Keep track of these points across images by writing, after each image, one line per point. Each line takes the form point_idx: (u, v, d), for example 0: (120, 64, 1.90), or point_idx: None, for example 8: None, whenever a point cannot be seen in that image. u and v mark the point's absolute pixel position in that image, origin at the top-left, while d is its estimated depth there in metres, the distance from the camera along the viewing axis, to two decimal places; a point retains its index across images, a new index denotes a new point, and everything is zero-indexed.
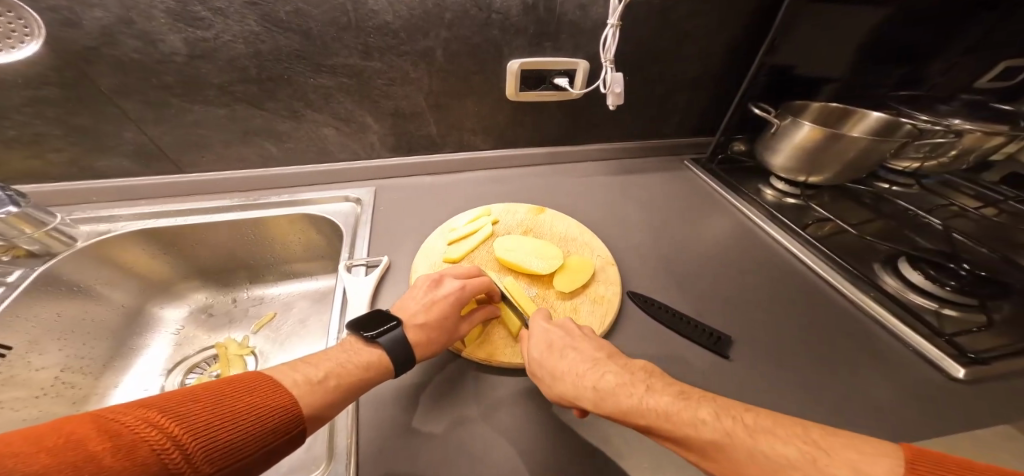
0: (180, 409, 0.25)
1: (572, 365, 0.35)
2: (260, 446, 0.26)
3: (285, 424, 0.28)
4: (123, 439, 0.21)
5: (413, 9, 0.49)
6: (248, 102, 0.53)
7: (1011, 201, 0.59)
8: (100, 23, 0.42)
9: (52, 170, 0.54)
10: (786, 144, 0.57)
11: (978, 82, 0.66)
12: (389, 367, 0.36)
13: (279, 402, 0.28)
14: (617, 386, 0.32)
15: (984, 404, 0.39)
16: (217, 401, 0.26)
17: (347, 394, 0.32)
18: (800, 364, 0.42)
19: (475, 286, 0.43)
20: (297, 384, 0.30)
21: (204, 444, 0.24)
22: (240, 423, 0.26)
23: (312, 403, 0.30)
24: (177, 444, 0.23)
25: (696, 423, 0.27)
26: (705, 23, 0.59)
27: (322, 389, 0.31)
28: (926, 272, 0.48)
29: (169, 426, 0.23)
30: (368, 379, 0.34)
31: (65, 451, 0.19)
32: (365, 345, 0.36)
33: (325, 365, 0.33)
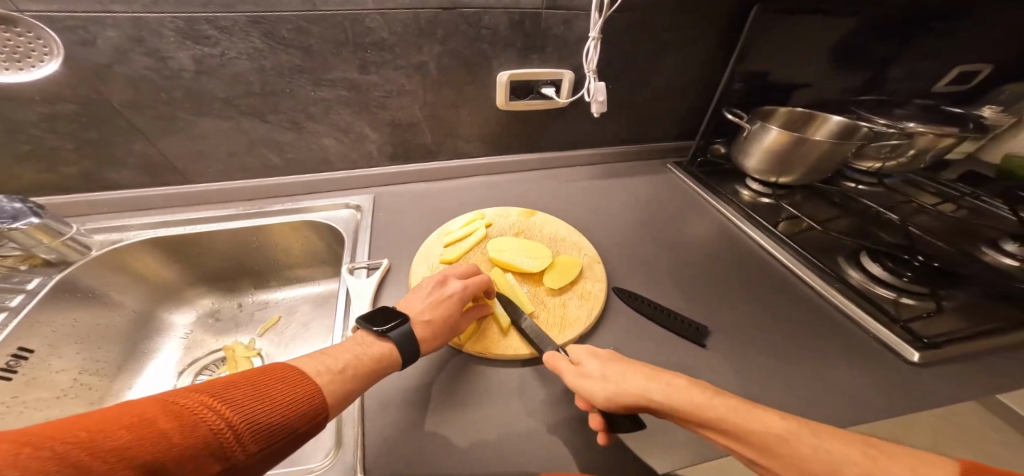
0: (228, 393, 0.28)
1: (625, 387, 0.34)
2: (294, 429, 0.29)
3: (314, 409, 0.30)
4: (186, 418, 0.25)
5: (407, 26, 0.52)
6: (252, 115, 0.56)
7: (967, 198, 0.68)
8: (113, 42, 0.44)
9: (66, 182, 0.56)
10: (756, 148, 0.60)
11: (935, 86, 0.79)
12: (400, 360, 0.39)
13: (310, 390, 0.31)
14: (667, 399, 0.32)
15: (938, 386, 0.42)
16: (256, 387, 0.29)
17: (360, 380, 0.35)
18: (773, 352, 0.45)
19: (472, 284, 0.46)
20: (323, 372, 0.33)
21: (250, 425, 0.27)
22: (278, 406, 0.29)
23: (335, 391, 0.32)
24: (227, 424, 0.26)
25: (737, 426, 0.29)
26: (683, 33, 0.63)
27: (344, 379, 0.34)
28: (885, 264, 0.52)
29: (219, 408, 0.26)
30: (380, 369, 0.37)
31: (138, 428, 0.22)
32: (376, 340, 0.39)
33: (343, 357, 0.36)
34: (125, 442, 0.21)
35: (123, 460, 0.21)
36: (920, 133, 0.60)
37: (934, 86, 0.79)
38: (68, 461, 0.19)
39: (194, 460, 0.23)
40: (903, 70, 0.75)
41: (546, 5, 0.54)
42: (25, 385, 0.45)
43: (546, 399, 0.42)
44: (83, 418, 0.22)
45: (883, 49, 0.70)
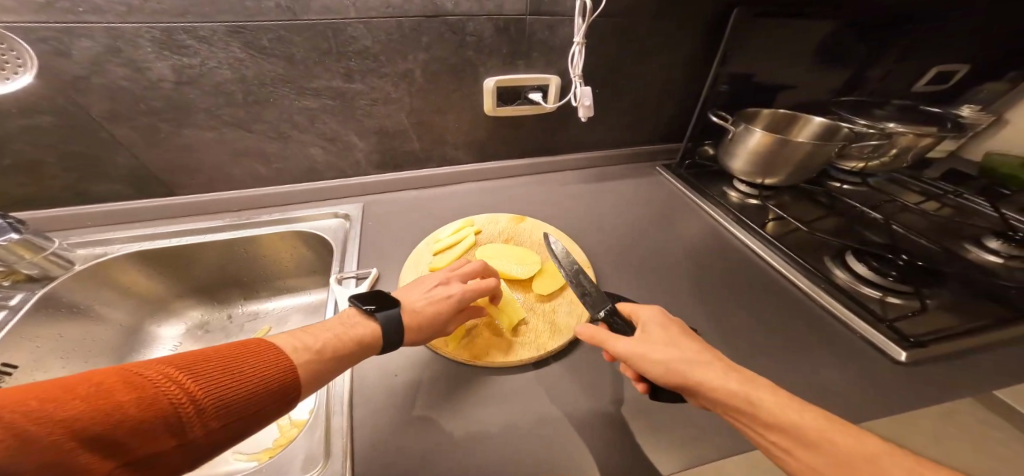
0: (198, 367, 0.27)
1: (675, 370, 0.33)
2: (263, 407, 0.28)
3: (286, 389, 0.30)
4: (146, 391, 0.23)
5: (391, 34, 0.52)
6: (235, 125, 0.56)
7: (950, 196, 0.69)
8: (88, 52, 0.44)
9: (47, 196, 0.55)
10: (742, 149, 0.61)
11: (916, 86, 0.82)
12: (379, 343, 0.38)
13: (284, 369, 0.30)
14: (715, 391, 0.31)
15: (925, 385, 0.42)
16: (226, 363, 0.28)
17: (337, 360, 0.34)
18: (763, 353, 0.46)
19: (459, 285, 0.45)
20: (300, 350, 0.33)
21: (215, 401, 0.26)
22: (249, 384, 0.28)
23: (309, 369, 0.32)
24: (191, 399, 0.25)
25: (766, 405, 0.29)
26: (666, 37, 0.63)
27: (322, 358, 0.33)
28: (870, 263, 0.52)
29: (186, 381, 0.25)
30: (360, 348, 0.37)
31: (96, 399, 0.21)
32: (360, 320, 0.39)
33: (321, 336, 0.35)
34: (78, 413, 0.21)
35: (74, 433, 0.20)
36: (900, 133, 0.61)
37: (914, 87, 0.82)
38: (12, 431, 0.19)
39: (150, 435, 0.22)
40: (882, 71, 0.77)
41: (530, 12, 0.54)
42: None
43: (536, 406, 0.41)
44: (38, 385, 0.21)
45: (862, 50, 0.72)
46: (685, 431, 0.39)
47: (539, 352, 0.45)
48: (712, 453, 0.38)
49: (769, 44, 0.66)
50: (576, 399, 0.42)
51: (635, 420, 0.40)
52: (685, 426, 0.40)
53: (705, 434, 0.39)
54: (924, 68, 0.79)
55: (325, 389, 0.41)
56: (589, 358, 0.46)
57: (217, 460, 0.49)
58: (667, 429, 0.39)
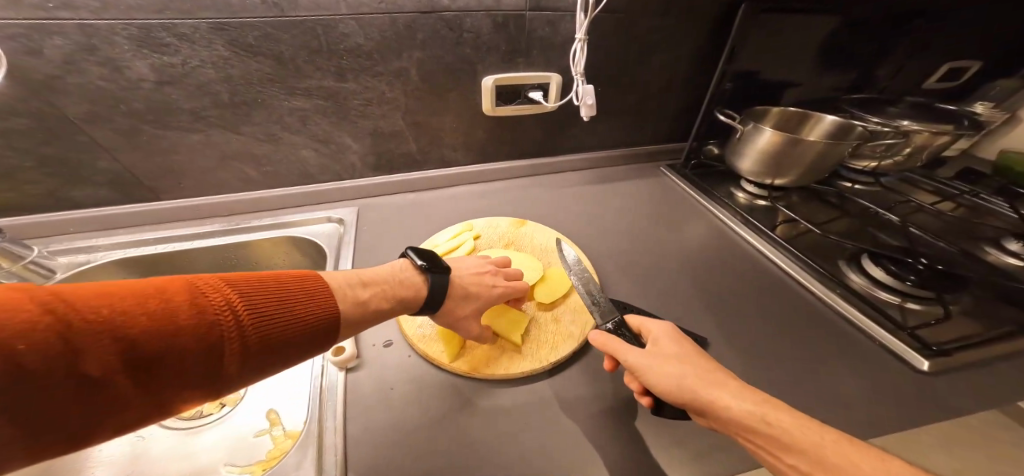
0: (251, 300, 0.26)
1: (687, 387, 0.31)
2: (300, 351, 0.28)
3: (319, 341, 0.30)
4: (206, 317, 0.23)
5: (384, 31, 0.50)
6: (222, 126, 0.54)
7: (966, 196, 0.67)
8: (60, 51, 0.42)
9: (27, 201, 0.53)
10: (750, 150, 0.59)
11: (925, 84, 0.80)
12: (417, 305, 0.39)
13: (323, 322, 0.30)
14: (735, 414, 0.28)
15: (949, 395, 0.40)
16: (278, 301, 0.28)
17: (378, 316, 0.36)
18: (776, 362, 0.44)
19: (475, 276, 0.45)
20: (346, 304, 0.33)
21: (263, 340, 0.25)
22: (289, 330, 0.27)
23: (350, 320, 0.33)
24: (240, 334, 0.24)
25: (784, 424, 0.27)
26: (668, 34, 0.62)
27: (366, 314, 0.35)
28: (887, 267, 0.50)
29: (239, 313, 0.25)
30: (396, 307, 0.38)
31: (158, 318, 0.21)
32: (410, 276, 0.40)
33: (370, 290, 0.36)
34: (141, 331, 0.20)
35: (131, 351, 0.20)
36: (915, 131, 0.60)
37: (924, 84, 0.80)
38: (76, 339, 0.18)
39: (193, 365, 0.22)
40: (890, 69, 0.75)
41: (529, 7, 0.53)
42: None
43: (539, 419, 0.39)
44: (107, 292, 0.20)
45: (869, 46, 0.70)
46: (700, 447, 0.37)
47: (541, 364, 0.42)
48: (727, 470, 0.35)
49: (774, 41, 0.64)
50: (582, 413, 0.39)
51: (645, 434, 0.38)
52: (700, 441, 0.37)
53: (719, 451, 0.37)
54: (934, 65, 0.77)
55: (317, 403, 0.39)
56: (594, 368, 0.44)
57: (209, 466, 0.46)
58: (681, 445, 0.37)
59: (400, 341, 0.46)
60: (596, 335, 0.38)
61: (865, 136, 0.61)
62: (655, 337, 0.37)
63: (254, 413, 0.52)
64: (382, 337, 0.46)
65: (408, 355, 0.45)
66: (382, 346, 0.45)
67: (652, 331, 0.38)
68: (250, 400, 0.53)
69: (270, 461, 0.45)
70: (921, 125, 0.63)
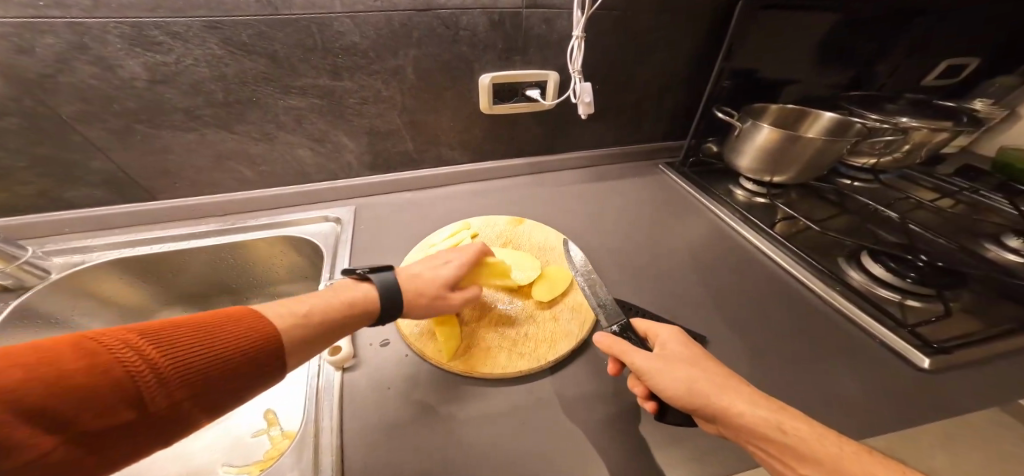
0: (160, 336, 0.26)
1: (697, 392, 0.30)
2: (236, 373, 0.27)
3: (262, 374, 0.29)
4: (100, 359, 0.23)
5: (380, 29, 0.49)
6: (217, 126, 0.53)
7: (965, 192, 0.67)
8: (52, 49, 0.41)
9: (21, 202, 0.53)
10: (749, 147, 0.59)
11: (924, 81, 0.80)
12: (374, 311, 0.38)
13: (263, 353, 0.29)
14: (747, 422, 0.28)
15: (948, 393, 0.40)
16: (196, 331, 0.27)
17: (327, 324, 0.34)
18: (776, 360, 0.44)
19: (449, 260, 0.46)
20: (286, 323, 0.32)
21: (178, 369, 0.25)
22: (220, 368, 0.27)
23: (294, 334, 0.32)
24: (157, 380, 0.24)
25: (799, 434, 0.26)
26: (665, 31, 0.61)
27: (315, 330, 0.33)
28: (887, 264, 0.50)
29: (155, 360, 0.25)
30: (348, 314, 0.37)
31: (36, 368, 0.21)
32: (360, 286, 0.40)
33: (314, 303, 0.35)
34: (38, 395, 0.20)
35: (32, 415, 0.20)
36: (914, 128, 0.59)
37: (923, 81, 0.80)
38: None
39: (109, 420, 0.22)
40: (889, 66, 0.75)
41: (525, 5, 0.52)
42: None
43: (537, 418, 0.39)
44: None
45: (867, 44, 0.69)
46: (700, 445, 0.37)
47: (539, 363, 0.42)
48: (727, 469, 0.35)
49: (772, 37, 0.64)
50: (579, 412, 0.39)
51: (644, 433, 0.37)
52: (698, 440, 0.37)
53: (719, 449, 0.37)
54: (932, 62, 0.77)
55: (314, 403, 0.39)
56: (593, 367, 0.44)
57: (207, 466, 0.46)
58: (679, 442, 0.37)
59: (397, 340, 0.46)
60: (604, 337, 0.37)
61: (864, 133, 0.61)
62: (663, 342, 0.36)
63: (252, 413, 0.52)
64: (378, 336, 0.46)
65: (405, 354, 0.44)
66: (379, 345, 0.45)
67: (660, 335, 0.37)
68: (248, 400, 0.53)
69: (268, 460, 0.45)
70: (919, 122, 0.62)
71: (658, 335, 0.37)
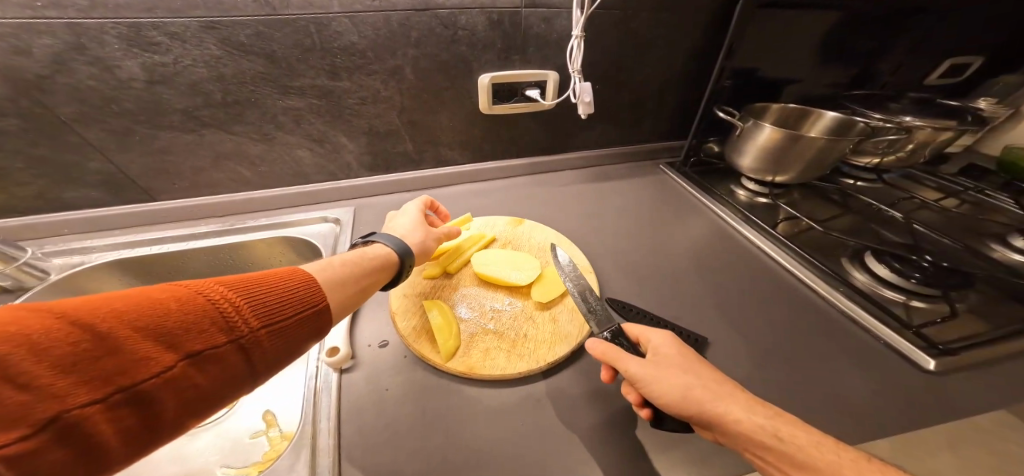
0: (225, 284, 0.28)
1: (692, 399, 0.30)
2: (299, 310, 0.30)
3: (323, 313, 0.32)
4: (186, 297, 0.24)
5: (378, 29, 0.49)
6: (215, 127, 0.53)
7: (970, 192, 0.67)
8: (50, 50, 0.41)
9: (20, 203, 0.53)
10: (750, 146, 0.58)
11: (927, 79, 0.80)
12: (395, 263, 0.42)
13: (318, 295, 0.32)
14: (743, 429, 0.28)
15: (953, 394, 0.40)
16: (255, 279, 0.29)
17: (360, 272, 0.37)
18: (778, 360, 0.43)
19: (418, 219, 0.49)
20: (326, 273, 0.35)
21: (253, 305, 0.27)
22: (288, 307, 0.29)
23: (334, 279, 0.35)
24: (240, 315, 0.26)
25: (797, 442, 0.26)
26: (664, 29, 0.61)
27: (352, 278, 0.36)
28: (892, 265, 0.50)
29: (232, 300, 0.27)
30: (376, 266, 0.39)
31: (135, 301, 0.22)
32: (376, 244, 0.42)
33: (342, 257, 0.38)
34: (150, 323, 0.22)
35: (151, 340, 0.22)
36: (918, 127, 0.59)
37: (926, 79, 0.80)
38: (100, 337, 0.20)
39: (216, 347, 0.24)
40: (891, 64, 0.74)
41: (524, 4, 0.52)
42: None
43: (537, 418, 0.38)
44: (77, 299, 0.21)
45: (869, 41, 0.69)
46: (701, 447, 0.36)
47: (538, 365, 0.41)
48: (730, 471, 0.35)
49: (773, 36, 0.63)
50: (579, 414, 0.39)
51: (645, 433, 0.37)
52: (699, 442, 0.37)
53: (721, 451, 0.36)
54: (934, 60, 0.76)
55: (311, 405, 0.38)
56: (594, 367, 0.43)
57: (205, 468, 0.46)
58: (681, 444, 0.37)
59: (395, 341, 0.45)
60: (596, 344, 0.36)
61: (867, 132, 0.61)
62: (655, 348, 0.35)
63: (250, 414, 0.52)
64: (377, 337, 0.46)
65: (403, 355, 0.44)
66: (378, 346, 0.45)
67: (652, 340, 0.37)
68: (246, 400, 0.53)
69: (266, 462, 0.45)
70: (923, 120, 0.61)
71: (651, 339, 0.37)
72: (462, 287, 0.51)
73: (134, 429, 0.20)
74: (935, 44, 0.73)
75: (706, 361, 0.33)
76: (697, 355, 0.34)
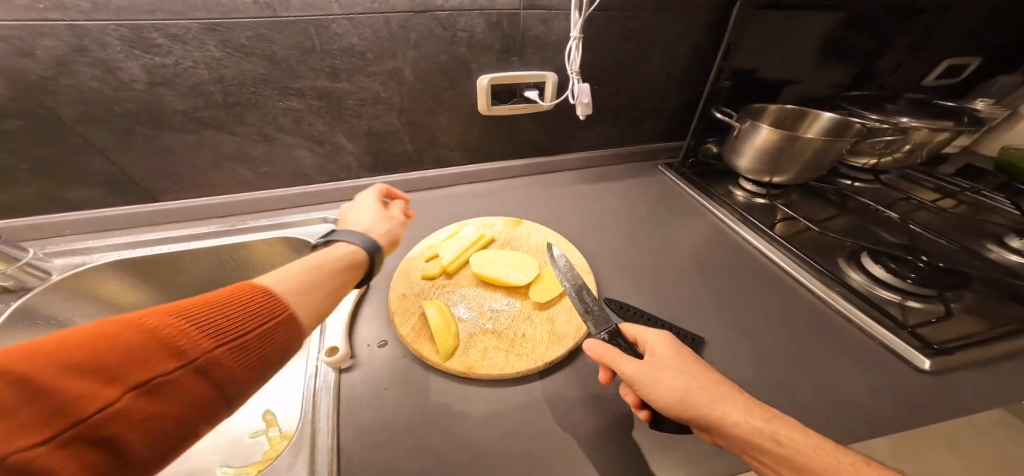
0: (168, 308, 0.24)
1: (690, 401, 0.30)
2: (261, 322, 0.27)
3: (291, 320, 0.29)
4: (122, 326, 0.21)
5: (378, 31, 0.50)
6: (216, 128, 0.54)
7: (967, 192, 0.67)
8: (53, 52, 0.42)
9: (23, 203, 0.53)
10: (748, 146, 0.59)
11: (925, 80, 0.80)
12: (364, 258, 0.38)
13: (280, 304, 0.29)
14: (742, 432, 0.28)
15: (948, 393, 0.40)
16: (204, 297, 0.26)
17: (326, 272, 0.34)
18: (776, 360, 0.43)
19: (374, 211, 0.45)
20: (288, 279, 0.31)
21: (206, 324, 0.25)
22: (248, 320, 0.26)
23: (298, 282, 0.31)
24: (191, 337, 0.23)
25: (795, 445, 0.26)
26: (662, 31, 0.61)
27: (318, 280, 0.33)
28: (888, 265, 0.50)
29: (179, 323, 0.24)
30: (343, 264, 0.36)
31: (61, 337, 0.19)
32: (337, 244, 0.38)
33: (304, 260, 0.34)
34: (82, 359, 0.19)
35: (87, 377, 0.19)
36: (914, 128, 0.59)
37: (924, 79, 0.80)
38: (17, 383, 0.17)
39: (169, 374, 0.21)
40: (889, 65, 0.75)
41: (523, 6, 0.52)
42: None
43: (535, 417, 0.39)
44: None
45: (867, 42, 0.69)
46: (698, 447, 0.37)
47: (535, 364, 0.42)
48: (726, 470, 0.35)
49: (771, 37, 0.63)
50: (577, 414, 0.39)
51: (643, 433, 0.37)
52: (696, 442, 0.37)
53: (717, 450, 0.36)
54: (932, 61, 0.77)
55: (310, 405, 0.39)
56: (592, 367, 0.44)
57: (204, 467, 0.46)
58: (677, 443, 0.37)
59: (394, 341, 0.46)
60: (594, 346, 0.36)
61: (864, 133, 0.61)
62: (652, 348, 0.35)
63: (250, 413, 0.52)
64: (376, 337, 0.46)
65: (401, 355, 0.44)
66: (376, 346, 0.45)
67: (649, 341, 0.37)
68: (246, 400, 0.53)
69: (265, 461, 0.45)
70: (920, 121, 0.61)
71: (648, 340, 0.36)
72: (461, 287, 0.51)
73: (90, 474, 0.18)
74: (933, 45, 0.74)
75: (705, 361, 0.33)
76: (694, 355, 0.34)
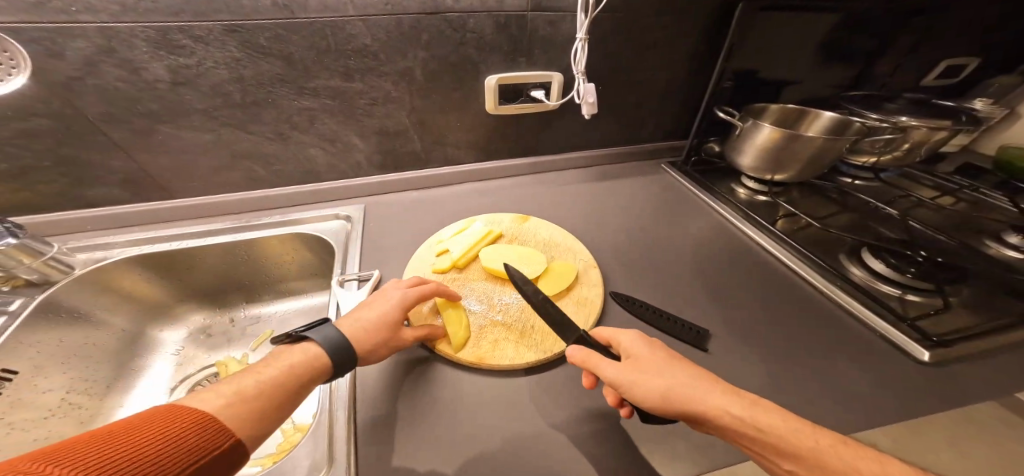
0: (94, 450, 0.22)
1: (673, 398, 0.31)
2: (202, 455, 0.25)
3: (231, 452, 0.27)
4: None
5: (391, 32, 0.51)
6: (232, 126, 0.55)
7: (965, 190, 0.68)
8: (81, 53, 0.43)
9: (45, 200, 0.55)
10: (749, 145, 0.60)
11: (924, 81, 0.81)
12: (328, 368, 0.35)
13: (224, 434, 0.27)
14: (725, 424, 0.29)
15: (947, 384, 0.41)
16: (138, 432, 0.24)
17: (282, 387, 0.32)
18: (780, 353, 0.44)
19: (383, 308, 0.41)
20: (236, 400, 0.30)
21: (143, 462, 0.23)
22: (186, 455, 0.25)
23: (248, 403, 0.30)
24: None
25: (776, 431, 0.27)
26: (667, 32, 0.62)
27: (269, 398, 0.31)
28: (887, 260, 0.51)
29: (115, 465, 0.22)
30: (302, 376, 0.34)
31: None
32: (306, 342, 0.37)
33: (259, 375, 0.32)
34: None
35: None
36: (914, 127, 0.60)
37: (923, 80, 0.81)
38: None
39: None
40: (890, 65, 0.76)
41: (531, 8, 0.54)
42: (9, 407, 0.43)
43: (547, 407, 0.40)
44: None
45: (869, 43, 0.70)
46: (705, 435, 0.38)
47: (544, 355, 0.43)
48: (733, 457, 0.36)
49: (774, 38, 0.64)
50: (588, 403, 0.40)
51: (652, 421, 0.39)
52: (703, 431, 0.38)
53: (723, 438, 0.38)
54: (932, 61, 0.78)
55: (327, 394, 0.40)
56: None
57: None
58: (684, 431, 0.38)
59: None
60: (576, 353, 0.36)
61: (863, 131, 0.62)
62: (627, 350, 0.36)
63: None
64: None
65: (413, 347, 0.45)
66: None
67: (623, 342, 0.38)
68: None
69: (279, 453, 0.45)
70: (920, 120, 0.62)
71: (620, 340, 0.38)
72: (471, 281, 0.53)
73: None
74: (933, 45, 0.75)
75: (678, 357, 0.35)
76: (666, 352, 0.36)
